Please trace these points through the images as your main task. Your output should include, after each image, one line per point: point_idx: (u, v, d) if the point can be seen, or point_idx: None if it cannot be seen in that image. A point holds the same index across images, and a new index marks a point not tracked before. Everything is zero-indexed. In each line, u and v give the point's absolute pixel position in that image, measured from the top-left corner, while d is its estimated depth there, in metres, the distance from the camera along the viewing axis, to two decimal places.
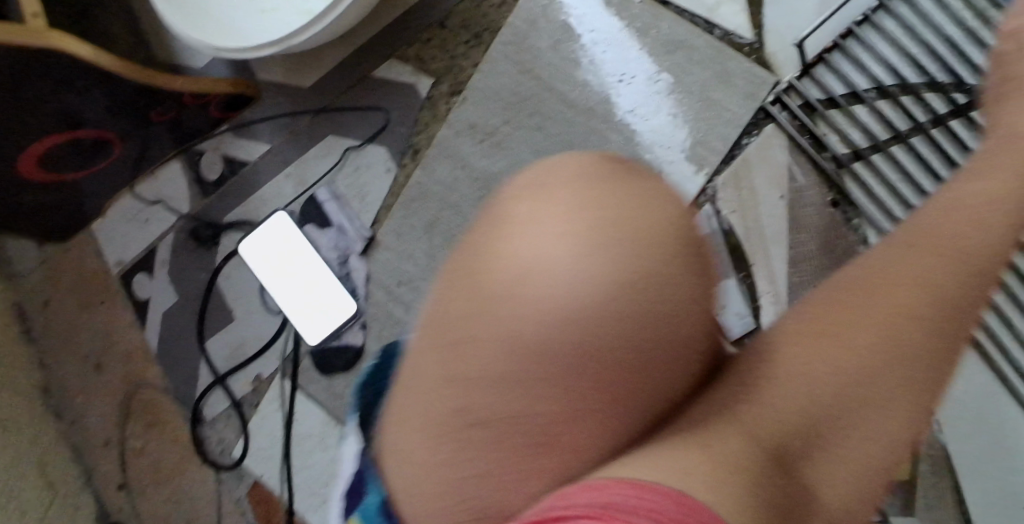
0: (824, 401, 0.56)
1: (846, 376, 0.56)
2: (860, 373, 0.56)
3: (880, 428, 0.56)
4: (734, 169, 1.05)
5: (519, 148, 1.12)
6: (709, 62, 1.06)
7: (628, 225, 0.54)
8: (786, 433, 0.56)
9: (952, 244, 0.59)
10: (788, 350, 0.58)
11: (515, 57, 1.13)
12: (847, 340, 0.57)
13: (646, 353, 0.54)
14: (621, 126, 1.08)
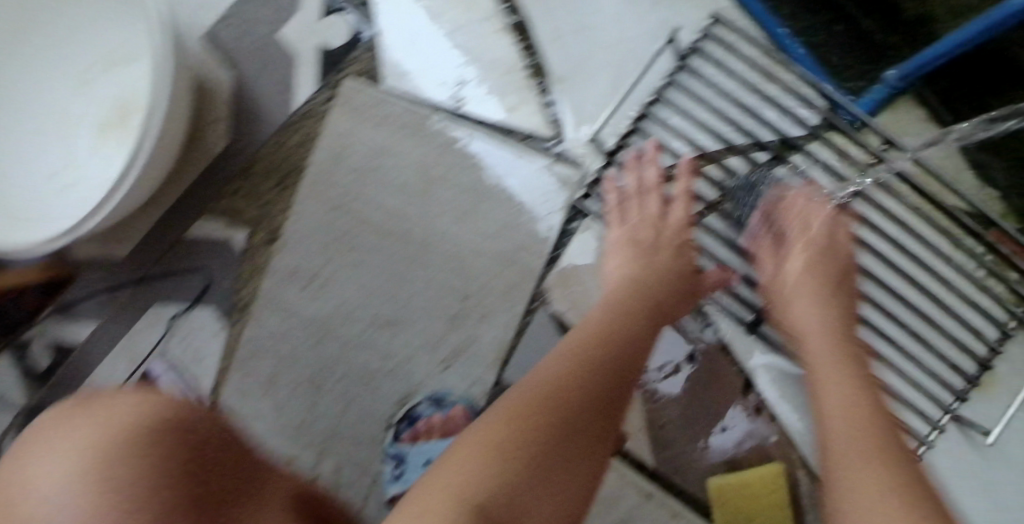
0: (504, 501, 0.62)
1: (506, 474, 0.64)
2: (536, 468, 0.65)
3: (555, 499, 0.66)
4: (561, 272, 1.07)
5: (341, 290, 1.11)
6: (512, 168, 1.08)
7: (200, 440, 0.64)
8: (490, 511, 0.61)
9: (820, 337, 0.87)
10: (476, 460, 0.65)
11: (320, 196, 1.12)
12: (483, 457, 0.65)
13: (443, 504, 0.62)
14: (456, 236, 1.09)
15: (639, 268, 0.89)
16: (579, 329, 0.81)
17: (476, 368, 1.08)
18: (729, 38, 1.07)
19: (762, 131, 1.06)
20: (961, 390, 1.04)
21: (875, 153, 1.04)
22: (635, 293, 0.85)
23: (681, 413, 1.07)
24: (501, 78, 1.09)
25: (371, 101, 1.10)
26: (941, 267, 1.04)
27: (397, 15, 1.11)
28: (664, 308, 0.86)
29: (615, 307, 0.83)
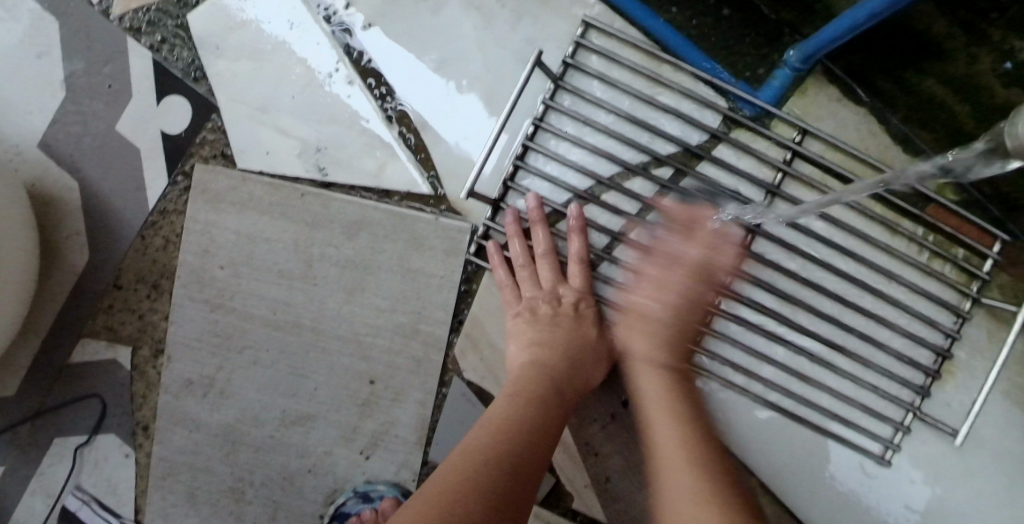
0: None
1: None
2: None
3: None
4: (468, 335, 0.97)
5: (241, 394, 1.02)
6: (395, 233, 0.97)
7: None
8: None
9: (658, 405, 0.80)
10: None
11: (197, 296, 1.02)
12: None
13: None
14: (349, 314, 0.99)
15: (544, 346, 0.86)
16: (482, 420, 0.78)
17: (399, 453, 0.99)
18: (607, 44, 0.96)
19: (661, 141, 0.95)
20: (922, 386, 0.95)
21: (788, 146, 0.95)
22: (540, 378, 0.83)
23: (626, 462, 0.97)
24: (363, 136, 0.98)
25: (229, 186, 1.00)
26: (877, 255, 0.96)
27: (237, 84, 1.00)
28: (568, 389, 0.84)
29: (519, 394, 0.81)
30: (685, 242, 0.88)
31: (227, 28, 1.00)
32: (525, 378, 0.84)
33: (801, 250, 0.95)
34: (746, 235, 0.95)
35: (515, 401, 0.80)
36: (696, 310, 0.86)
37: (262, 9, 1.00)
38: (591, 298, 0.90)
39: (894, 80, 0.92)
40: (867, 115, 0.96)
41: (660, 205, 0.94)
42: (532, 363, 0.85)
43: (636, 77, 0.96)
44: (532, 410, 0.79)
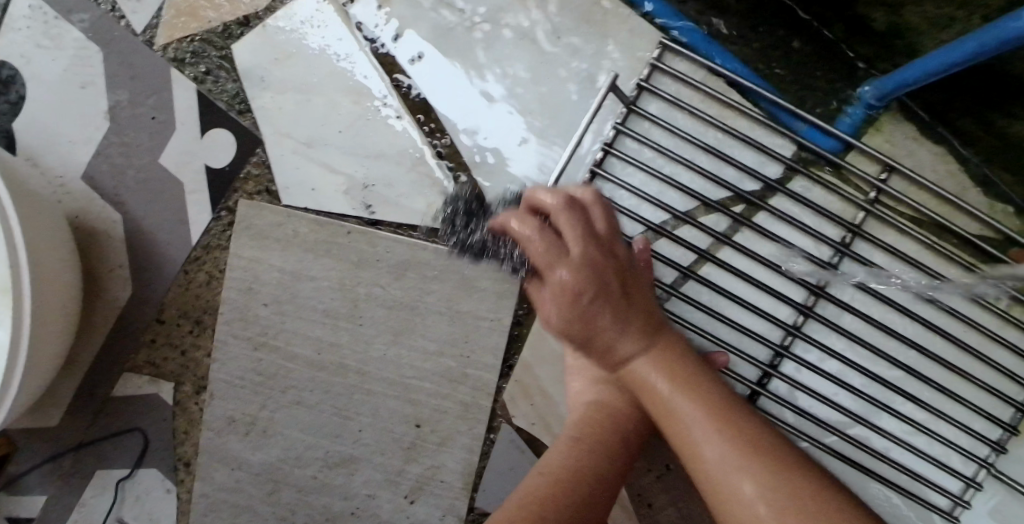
0: None
1: None
2: None
3: None
4: (518, 380, 0.94)
5: (284, 434, 1.00)
6: (443, 274, 0.94)
7: None
8: None
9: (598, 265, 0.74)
10: None
11: (240, 333, 0.99)
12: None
13: None
14: (395, 356, 0.96)
15: (610, 381, 0.79)
16: (539, 468, 0.75)
17: (445, 499, 0.96)
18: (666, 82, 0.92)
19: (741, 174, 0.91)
20: (997, 441, 0.89)
21: (873, 184, 0.88)
22: (606, 417, 0.77)
23: (682, 515, 0.93)
24: (412, 174, 0.95)
25: (272, 222, 0.97)
26: (957, 303, 0.89)
27: (283, 118, 0.98)
28: (635, 433, 0.77)
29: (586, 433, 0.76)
30: (600, 226, 0.77)
31: (272, 60, 0.98)
32: (589, 418, 0.78)
33: (881, 295, 0.88)
34: (825, 275, 0.88)
35: (574, 448, 0.75)
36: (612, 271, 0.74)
37: (308, 41, 0.97)
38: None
39: (977, 121, 0.86)
40: (943, 154, 0.91)
41: (732, 241, 0.89)
42: (598, 401, 0.79)
43: (715, 105, 0.91)
44: (609, 444, 0.76)
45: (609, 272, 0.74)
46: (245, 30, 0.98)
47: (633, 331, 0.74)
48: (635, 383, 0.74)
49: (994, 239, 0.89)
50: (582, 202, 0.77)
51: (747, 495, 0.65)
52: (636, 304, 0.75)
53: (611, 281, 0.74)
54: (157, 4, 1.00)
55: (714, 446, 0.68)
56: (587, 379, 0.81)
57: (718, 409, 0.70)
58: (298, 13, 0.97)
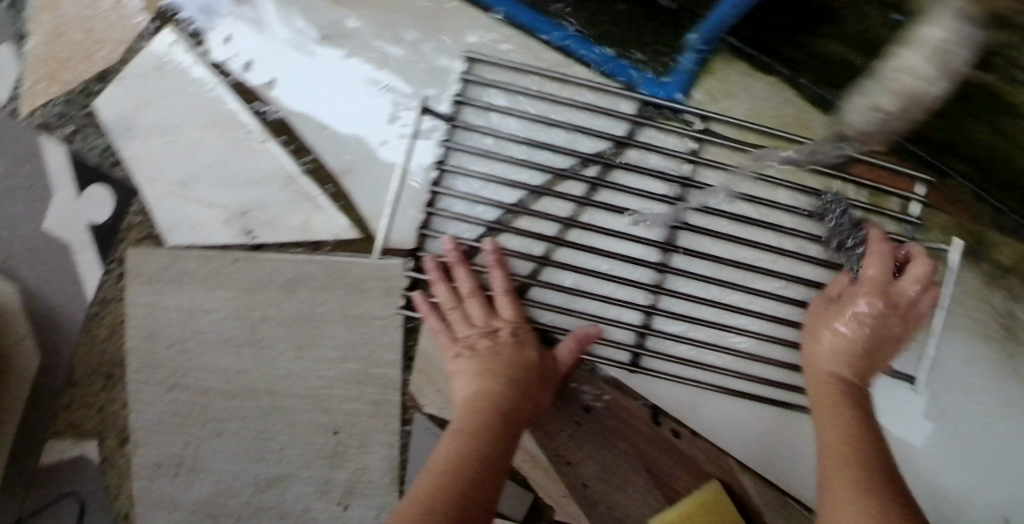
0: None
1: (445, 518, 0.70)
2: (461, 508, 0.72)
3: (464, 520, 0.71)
4: (422, 371, 0.97)
5: (211, 466, 1.02)
6: (331, 282, 0.97)
7: None
8: None
9: (832, 337, 0.87)
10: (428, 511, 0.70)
11: (151, 378, 1.02)
12: (414, 500, 0.72)
13: None
14: (301, 369, 0.99)
15: (488, 361, 0.86)
16: (429, 466, 0.77)
17: (376, 497, 0.99)
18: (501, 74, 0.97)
19: (582, 146, 0.96)
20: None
21: (692, 134, 0.95)
22: (488, 403, 0.83)
23: (601, 467, 0.98)
24: (285, 193, 0.99)
25: (161, 265, 1.00)
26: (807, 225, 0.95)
27: (154, 163, 1.00)
28: (521, 365, 0.86)
29: (476, 373, 0.86)
30: (912, 292, 0.89)
31: (133, 110, 1.01)
32: (471, 411, 0.83)
33: (725, 235, 0.94)
34: (669, 232, 0.95)
35: (459, 438, 0.79)
36: (887, 319, 0.87)
37: (165, 86, 1.01)
38: (526, 326, 0.90)
39: (795, 47, 0.92)
40: (777, 83, 0.96)
41: (595, 200, 0.95)
42: (480, 394, 0.84)
43: (543, 81, 0.97)
44: (494, 372, 0.85)
45: (879, 325, 0.87)
46: (103, 85, 1.01)
47: (854, 342, 0.87)
48: (821, 416, 0.83)
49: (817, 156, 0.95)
50: (905, 263, 0.89)
51: (836, 514, 0.71)
52: (880, 338, 0.87)
53: (881, 335, 0.87)
54: (16, 77, 1.03)
55: (835, 440, 0.79)
56: (833, 327, 0.88)
57: (852, 416, 0.81)
58: (152, 59, 1.01)
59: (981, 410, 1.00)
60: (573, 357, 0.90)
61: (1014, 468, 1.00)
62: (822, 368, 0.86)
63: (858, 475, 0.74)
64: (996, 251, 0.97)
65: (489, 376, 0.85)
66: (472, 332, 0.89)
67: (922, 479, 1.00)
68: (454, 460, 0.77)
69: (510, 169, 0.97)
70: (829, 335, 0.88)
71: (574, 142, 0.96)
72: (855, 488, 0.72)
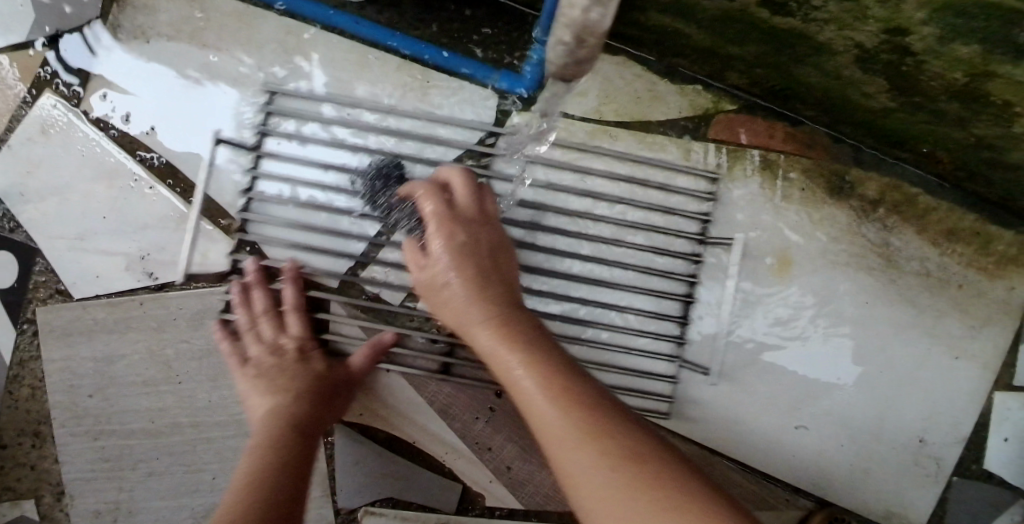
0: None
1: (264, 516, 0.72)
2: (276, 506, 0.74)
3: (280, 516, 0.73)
4: None
5: (148, 507, 1.04)
6: None
7: None
8: None
9: (448, 252, 0.78)
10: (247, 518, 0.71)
11: (77, 430, 1.04)
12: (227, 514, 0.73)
13: None
14: (220, 398, 1.02)
15: (280, 378, 0.91)
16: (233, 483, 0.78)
17: (309, 511, 1.02)
18: (370, 91, 1.03)
19: (382, 138, 1.01)
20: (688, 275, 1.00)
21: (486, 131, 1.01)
22: (282, 417, 0.86)
23: (519, 447, 1.01)
24: (180, 232, 1.03)
25: (72, 318, 1.03)
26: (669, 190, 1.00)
27: (52, 222, 1.04)
28: (310, 377, 0.92)
29: (263, 393, 0.89)
30: (471, 201, 0.82)
31: (22, 174, 1.04)
32: (269, 427, 0.85)
33: (596, 201, 0.99)
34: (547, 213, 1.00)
35: (259, 451, 0.82)
36: (477, 245, 0.79)
37: (51, 147, 1.04)
38: (311, 342, 0.95)
39: (627, 24, 0.95)
40: (625, 62, 1.02)
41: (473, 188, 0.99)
42: (275, 406, 0.88)
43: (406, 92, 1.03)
44: (285, 387, 0.90)
45: (465, 261, 0.78)
46: None
47: (456, 253, 0.78)
48: (487, 355, 0.73)
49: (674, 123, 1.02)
50: (449, 184, 0.84)
51: (586, 472, 0.63)
52: (505, 279, 0.78)
53: (474, 266, 0.77)
54: None
55: (550, 413, 0.66)
56: (440, 234, 0.79)
57: (552, 375, 0.68)
58: (37, 122, 1.04)
59: (878, 338, 1.05)
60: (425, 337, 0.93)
61: (915, 389, 1.05)
62: (471, 314, 0.75)
63: (569, 385, 0.68)
64: (862, 187, 1.03)
65: (282, 391, 0.89)
66: (260, 348, 0.93)
67: (837, 414, 1.04)
68: (258, 471, 0.79)
69: (327, 175, 1.01)
70: (448, 273, 0.77)
71: (375, 135, 1.01)
72: (608, 463, 0.62)
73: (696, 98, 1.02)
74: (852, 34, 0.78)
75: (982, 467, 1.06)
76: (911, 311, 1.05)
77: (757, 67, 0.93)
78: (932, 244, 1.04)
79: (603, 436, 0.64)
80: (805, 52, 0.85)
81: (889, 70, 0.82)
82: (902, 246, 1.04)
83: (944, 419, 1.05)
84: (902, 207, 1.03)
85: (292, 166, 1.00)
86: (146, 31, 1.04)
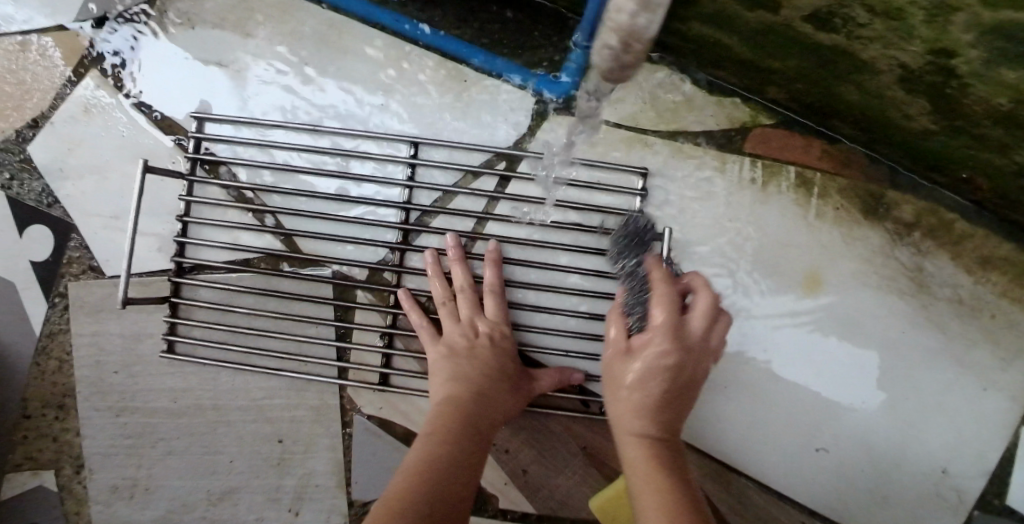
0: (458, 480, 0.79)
1: (467, 468, 0.81)
2: (463, 458, 0.82)
3: (466, 464, 0.82)
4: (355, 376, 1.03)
5: (166, 485, 1.05)
6: (264, 296, 1.03)
7: None
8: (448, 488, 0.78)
9: (668, 324, 0.83)
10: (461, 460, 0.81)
11: (100, 405, 1.05)
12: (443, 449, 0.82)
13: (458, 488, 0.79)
14: (244, 381, 1.04)
15: (475, 313, 0.95)
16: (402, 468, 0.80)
17: (325, 500, 1.03)
18: (410, 87, 1.04)
19: (330, 126, 1.03)
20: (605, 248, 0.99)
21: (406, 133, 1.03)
22: (459, 413, 0.86)
23: (536, 451, 1.01)
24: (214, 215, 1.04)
25: (104, 295, 1.05)
26: (693, 205, 1.02)
27: (88, 201, 1.06)
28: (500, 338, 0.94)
29: (456, 377, 0.90)
30: (704, 331, 0.84)
31: (65, 152, 1.06)
32: (477, 355, 0.92)
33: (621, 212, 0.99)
34: (576, 217, 1.01)
35: (434, 439, 0.83)
36: (684, 374, 0.81)
37: (94, 127, 1.06)
38: (506, 328, 0.95)
39: (671, 32, 0.95)
40: (664, 71, 1.02)
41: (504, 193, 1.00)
42: (472, 368, 0.91)
43: (444, 89, 1.04)
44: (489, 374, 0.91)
45: (676, 355, 0.81)
46: (35, 131, 1.07)
47: (666, 354, 0.81)
48: (620, 417, 0.81)
49: (713, 134, 1.02)
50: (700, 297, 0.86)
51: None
52: (684, 393, 0.81)
53: (678, 382, 0.81)
54: None
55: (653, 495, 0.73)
56: (660, 309, 0.84)
57: (661, 455, 0.77)
58: (80, 103, 1.06)
59: (904, 362, 1.03)
60: (495, 275, 0.96)
61: (940, 416, 1.03)
62: (648, 383, 0.81)
63: (684, 501, 0.72)
64: (897, 209, 1.02)
65: (472, 325, 0.94)
66: (454, 331, 0.94)
67: (858, 437, 1.03)
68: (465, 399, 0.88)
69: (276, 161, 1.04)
70: (662, 316, 0.84)
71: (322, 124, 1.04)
72: None
73: (735, 111, 1.01)
74: (897, 53, 0.77)
75: (1004, 503, 1.03)
76: (942, 338, 1.03)
77: (798, 83, 0.92)
78: (966, 271, 1.02)
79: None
80: (849, 70, 0.84)
81: (934, 92, 0.80)
82: (935, 271, 1.03)
83: (967, 450, 1.03)
84: (938, 231, 1.02)
85: (246, 149, 1.04)
86: (191, 19, 1.06)
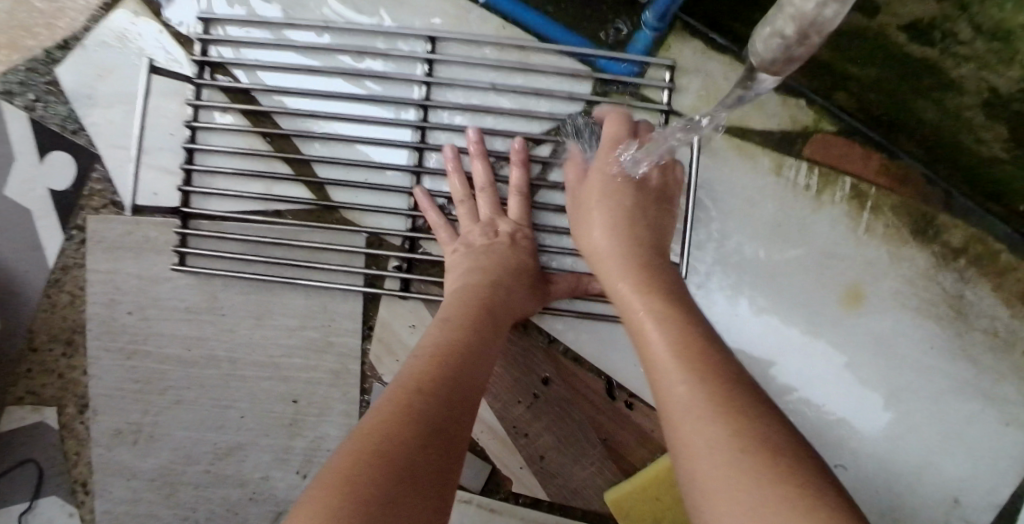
0: (468, 368, 0.74)
1: (481, 358, 0.77)
2: (475, 344, 0.77)
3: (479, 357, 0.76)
4: (379, 340, 0.99)
5: (170, 435, 1.02)
6: (291, 248, 0.99)
7: (377, 434, 0.64)
8: (457, 371, 0.73)
9: (622, 192, 0.85)
10: (478, 340, 0.78)
11: (111, 345, 1.02)
12: (462, 333, 0.78)
13: (466, 387, 0.72)
14: (261, 337, 1.00)
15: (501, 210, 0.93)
16: (417, 351, 0.76)
17: None
18: (466, 47, 0.98)
19: (363, 69, 0.98)
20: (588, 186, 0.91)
21: (422, 59, 0.98)
22: (473, 302, 0.82)
23: (557, 438, 0.99)
24: (247, 163, 0.99)
25: (123, 232, 1.01)
26: (741, 206, 0.99)
27: (115, 131, 1.01)
28: (524, 237, 0.92)
29: (473, 269, 0.86)
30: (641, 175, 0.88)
31: (95, 78, 1.01)
32: (496, 246, 0.89)
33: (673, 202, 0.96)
34: None
35: (452, 328, 0.78)
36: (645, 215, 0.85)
37: (127, 56, 1.01)
38: (528, 229, 0.93)
39: (746, 24, 0.91)
40: (731, 62, 0.97)
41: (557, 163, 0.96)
42: (500, 258, 0.88)
43: (501, 52, 0.98)
44: (513, 264, 0.89)
45: (625, 215, 0.84)
46: (67, 53, 1.02)
47: (614, 223, 0.83)
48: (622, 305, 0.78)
49: (774, 135, 0.99)
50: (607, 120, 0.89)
51: (683, 400, 0.64)
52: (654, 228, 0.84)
53: (640, 240, 0.83)
54: None
55: (700, 411, 0.62)
56: (599, 212, 0.85)
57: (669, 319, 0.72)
58: (116, 27, 1.01)
59: (930, 388, 1.00)
60: (522, 176, 0.93)
61: (962, 448, 1.00)
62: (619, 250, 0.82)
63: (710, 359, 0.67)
64: (947, 233, 0.99)
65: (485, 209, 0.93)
66: (474, 229, 0.91)
67: (878, 459, 1.01)
68: (486, 289, 0.84)
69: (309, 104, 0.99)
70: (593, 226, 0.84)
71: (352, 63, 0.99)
72: (714, 419, 0.61)
73: (798, 113, 0.98)
74: (991, 77, 0.76)
75: None
76: (975, 369, 1.00)
77: (871, 92, 0.89)
78: (1007, 304, 0.99)
79: (733, 417, 0.61)
80: (930, 86, 0.82)
81: (1016, 120, 0.79)
82: (976, 300, 0.99)
83: (985, 484, 1.00)
84: (984, 261, 0.99)
85: (269, 79, 0.99)
86: None
